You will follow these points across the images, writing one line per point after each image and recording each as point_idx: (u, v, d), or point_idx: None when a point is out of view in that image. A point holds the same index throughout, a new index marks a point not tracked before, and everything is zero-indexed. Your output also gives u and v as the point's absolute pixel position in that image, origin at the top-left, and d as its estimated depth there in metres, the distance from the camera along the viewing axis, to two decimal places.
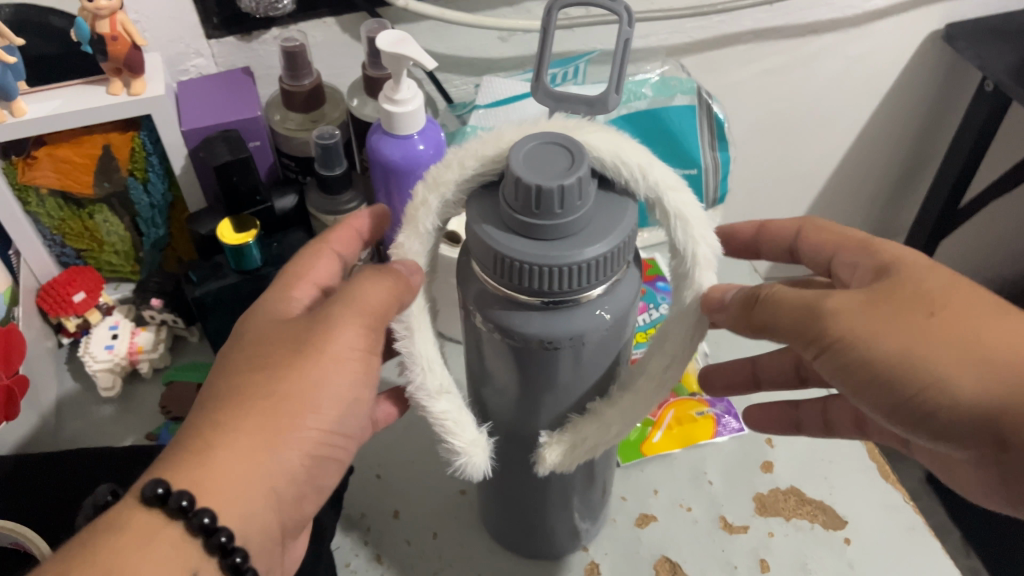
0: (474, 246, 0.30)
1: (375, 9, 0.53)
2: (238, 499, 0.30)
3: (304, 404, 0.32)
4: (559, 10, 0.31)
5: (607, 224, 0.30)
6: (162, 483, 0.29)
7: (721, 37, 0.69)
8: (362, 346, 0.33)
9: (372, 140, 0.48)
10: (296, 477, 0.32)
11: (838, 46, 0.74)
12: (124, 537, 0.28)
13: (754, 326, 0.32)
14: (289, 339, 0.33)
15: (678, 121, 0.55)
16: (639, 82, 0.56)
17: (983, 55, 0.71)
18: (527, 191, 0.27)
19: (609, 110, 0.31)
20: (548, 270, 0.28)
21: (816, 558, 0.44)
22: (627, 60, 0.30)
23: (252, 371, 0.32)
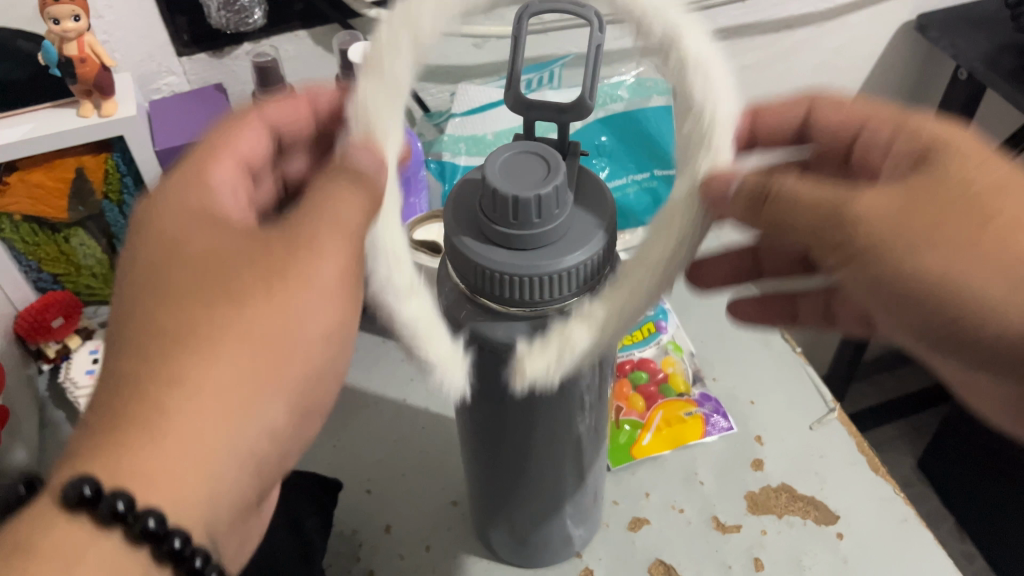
0: (454, 258, 0.30)
1: (346, 20, 0.53)
2: (191, 482, 0.25)
3: (279, 351, 0.27)
4: (530, 16, 0.31)
5: (586, 230, 0.29)
6: (94, 485, 0.23)
7: (696, 36, 0.69)
8: (346, 269, 0.28)
9: None
10: (270, 439, 0.27)
11: (811, 40, 0.74)
12: (48, 555, 0.23)
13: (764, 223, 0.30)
14: (250, 258, 0.27)
15: (653, 121, 0.56)
16: (614, 86, 0.57)
17: (956, 44, 0.71)
18: (506, 203, 0.27)
19: (586, 116, 0.30)
20: (530, 281, 0.28)
21: (810, 554, 0.44)
22: (600, 66, 0.30)
23: (206, 303, 0.26)
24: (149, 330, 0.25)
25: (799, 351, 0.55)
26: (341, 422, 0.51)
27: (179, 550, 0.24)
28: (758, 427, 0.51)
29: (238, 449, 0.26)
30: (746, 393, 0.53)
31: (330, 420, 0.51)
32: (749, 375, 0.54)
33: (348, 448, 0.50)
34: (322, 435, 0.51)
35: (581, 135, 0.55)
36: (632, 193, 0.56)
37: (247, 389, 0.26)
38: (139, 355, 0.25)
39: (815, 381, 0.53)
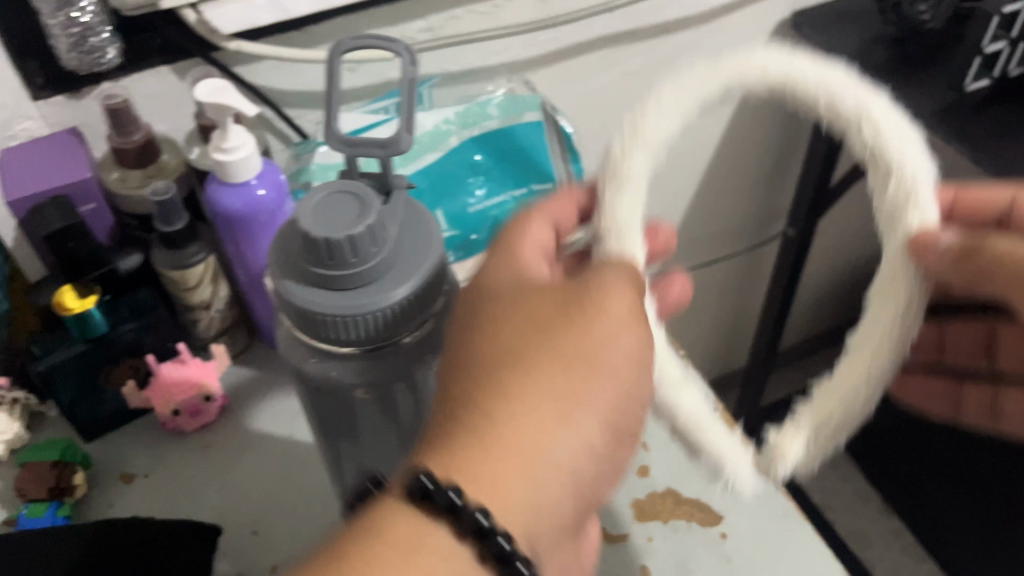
0: (279, 301, 0.30)
1: (208, 53, 0.52)
2: (509, 492, 0.31)
3: (586, 368, 0.33)
4: (343, 53, 0.30)
5: (411, 261, 0.29)
6: (428, 478, 0.30)
7: (575, 45, 0.67)
8: (629, 343, 0.34)
9: (209, 191, 0.47)
10: (586, 478, 0.33)
11: (693, 43, 0.73)
12: (390, 535, 0.29)
13: (969, 272, 0.42)
14: (524, 318, 0.34)
15: (525, 136, 0.56)
16: (483, 103, 0.56)
17: (831, 40, 0.72)
18: (317, 245, 0.27)
19: (405, 150, 0.30)
20: (351, 320, 0.28)
21: (695, 558, 0.45)
22: (415, 99, 0.30)
23: (528, 336, 0.33)
24: (470, 320, 0.34)
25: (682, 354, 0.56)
26: (226, 461, 0.50)
27: (480, 525, 0.30)
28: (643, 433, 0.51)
29: (567, 443, 0.32)
30: None
31: (216, 459, 0.50)
32: None
33: (233, 489, 0.49)
34: (207, 475, 0.49)
35: (456, 155, 0.55)
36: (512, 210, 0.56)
37: (559, 406, 0.32)
38: (490, 382, 0.32)
39: (698, 383, 0.54)
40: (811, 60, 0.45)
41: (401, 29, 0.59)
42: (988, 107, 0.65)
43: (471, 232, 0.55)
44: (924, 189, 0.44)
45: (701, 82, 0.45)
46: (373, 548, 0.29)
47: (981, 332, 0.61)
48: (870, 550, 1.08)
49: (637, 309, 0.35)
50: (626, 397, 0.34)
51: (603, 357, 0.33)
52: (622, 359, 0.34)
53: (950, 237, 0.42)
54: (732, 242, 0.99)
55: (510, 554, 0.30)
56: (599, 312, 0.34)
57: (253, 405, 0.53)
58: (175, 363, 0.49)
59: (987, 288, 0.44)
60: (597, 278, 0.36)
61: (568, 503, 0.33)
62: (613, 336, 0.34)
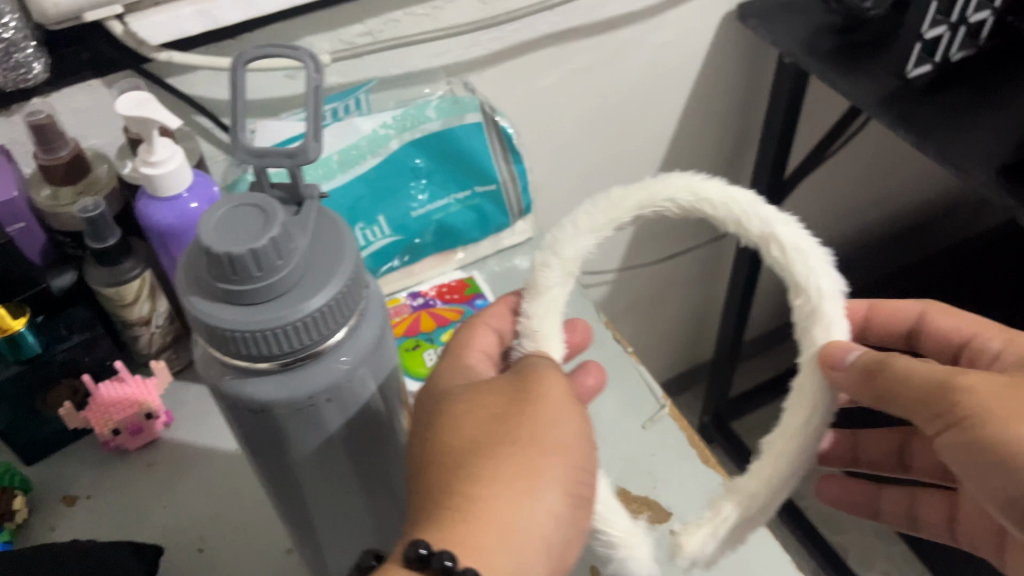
0: (191, 320, 0.29)
1: (140, 65, 0.51)
2: (498, 565, 0.30)
3: (542, 448, 0.33)
4: (245, 63, 0.30)
5: (324, 271, 0.29)
6: (423, 544, 0.29)
7: (522, 44, 0.63)
8: (574, 412, 0.35)
9: (140, 205, 0.46)
10: (558, 549, 0.33)
11: (640, 38, 0.70)
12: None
13: (870, 392, 0.37)
14: (476, 412, 0.35)
15: (466, 138, 0.55)
16: (422, 105, 0.54)
17: (774, 31, 0.70)
18: (220, 260, 0.27)
19: (313, 158, 0.30)
20: (263, 333, 0.28)
21: (644, 557, 0.46)
22: (321, 104, 0.30)
23: (484, 428, 0.34)
24: (430, 431, 0.35)
25: (631, 351, 0.56)
26: (172, 478, 0.50)
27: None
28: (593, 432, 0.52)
29: (538, 516, 0.32)
30: None
31: (162, 478, 0.49)
32: None
33: (180, 509, 0.48)
34: (154, 494, 0.49)
35: (397, 160, 0.54)
36: (455, 211, 0.58)
37: (524, 477, 0.32)
38: (467, 464, 0.33)
39: (646, 379, 0.54)
40: (719, 184, 0.42)
41: (339, 34, 0.55)
42: (934, 92, 0.64)
43: (414, 236, 0.57)
44: (831, 306, 0.39)
45: (612, 212, 0.42)
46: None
47: (893, 442, 0.55)
48: (843, 535, 1.09)
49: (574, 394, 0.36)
50: (585, 473, 0.34)
51: (557, 432, 0.34)
52: (575, 433, 0.35)
53: (861, 351, 0.37)
54: (694, 234, 0.97)
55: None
56: (541, 397, 0.35)
57: (198, 421, 0.52)
58: (115, 382, 0.49)
59: (894, 409, 0.38)
60: (533, 368, 0.37)
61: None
62: (559, 411, 0.34)
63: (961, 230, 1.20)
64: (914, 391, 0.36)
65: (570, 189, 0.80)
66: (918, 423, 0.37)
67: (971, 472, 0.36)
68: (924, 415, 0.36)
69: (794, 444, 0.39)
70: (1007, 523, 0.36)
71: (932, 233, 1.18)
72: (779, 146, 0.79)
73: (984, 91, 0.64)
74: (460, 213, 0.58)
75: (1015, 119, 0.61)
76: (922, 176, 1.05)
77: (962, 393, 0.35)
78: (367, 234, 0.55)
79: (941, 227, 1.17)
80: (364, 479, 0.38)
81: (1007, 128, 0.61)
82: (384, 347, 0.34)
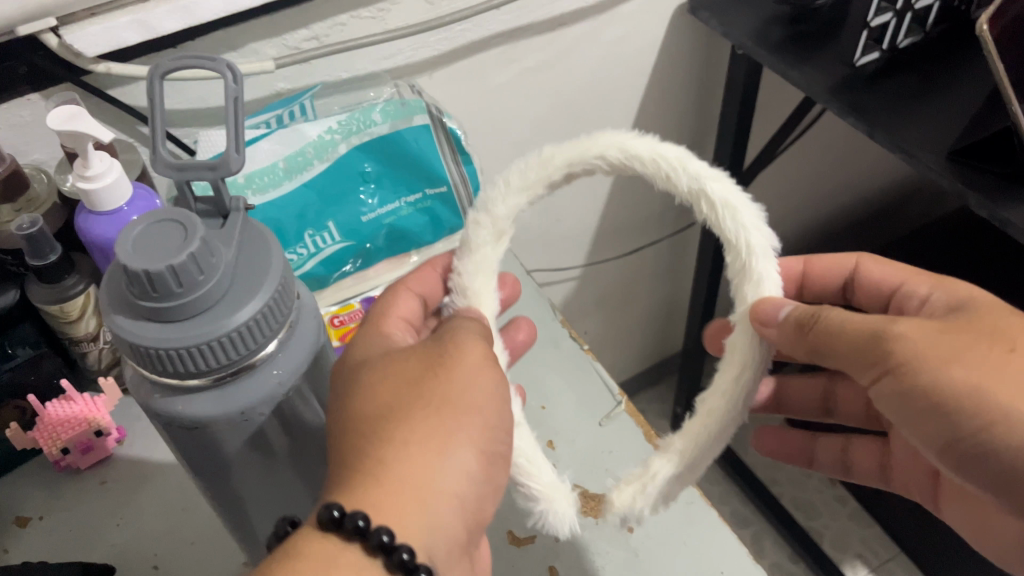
0: (116, 341, 0.29)
1: (79, 77, 0.48)
2: (409, 517, 0.32)
3: (454, 409, 0.35)
4: (162, 80, 0.32)
5: (248, 284, 0.29)
6: (335, 506, 0.31)
7: (470, 45, 0.63)
8: (489, 378, 0.38)
9: (80, 220, 0.45)
10: (471, 506, 0.35)
11: (591, 34, 0.69)
12: (298, 563, 0.30)
13: (805, 343, 0.41)
14: (393, 376, 0.37)
15: (414, 141, 0.55)
16: (368, 109, 0.54)
17: (726, 22, 0.70)
18: (138, 277, 0.27)
19: (234, 169, 0.30)
20: (189, 350, 0.28)
21: (602, 555, 0.46)
22: (240, 116, 0.31)
23: (396, 392, 0.36)
24: (348, 396, 0.37)
25: (586, 348, 0.56)
26: (125, 496, 0.49)
27: (385, 542, 0.31)
28: (549, 432, 0.52)
29: (452, 474, 0.34)
30: (537, 398, 0.54)
31: (115, 496, 0.49)
32: (540, 380, 0.55)
33: (134, 526, 0.48)
34: (107, 512, 0.48)
35: (344, 165, 0.54)
36: (406, 215, 0.58)
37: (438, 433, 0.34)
38: (382, 423, 0.34)
39: (603, 376, 0.55)
40: (647, 140, 0.47)
41: (285, 39, 0.54)
42: (881, 80, 0.64)
43: (365, 240, 0.57)
44: (762, 261, 0.44)
45: (545, 168, 0.47)
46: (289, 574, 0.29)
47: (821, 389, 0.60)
48: (818, 521, 1.08)
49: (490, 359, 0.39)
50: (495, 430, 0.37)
51: (473, 395, 0.36)
52: (488, 394, 0.37)
53: (793, 306, 0.42)
54: (657, 227, 0.97)
55: (413, 565, 0.31)
56: (458, 361, 0.37)
57: (151, 437, 0.51)
58: (62, 401, 0.48)
59: (824, 359, 0.42)
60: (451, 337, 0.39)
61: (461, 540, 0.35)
62: (474, 374, 0.37)
63: (919, 215, 1.21)
64: (848, 340, 0.40)
65: None
66: (851, 373, 0.41)
67: (909, 419, 0.39)
68: (861, 365, 0.40)
69: (725, 401, 0.44)
70: (945, 468, 0.39)
71: (891, 217, 1.19)
72: (736, 138, 0.80)
73: (931, 78, 0.64)
74: (411, 216, 0.57)
75: (959, 105, 0.61)
76: (880, 163, 1.05)
77: (895, 342, 0.38)
78: (317, 240, 0.55)
79: (902, 211, 1.19)
80: (301, 468, 0.38)
81: (953, 113, 0.61)
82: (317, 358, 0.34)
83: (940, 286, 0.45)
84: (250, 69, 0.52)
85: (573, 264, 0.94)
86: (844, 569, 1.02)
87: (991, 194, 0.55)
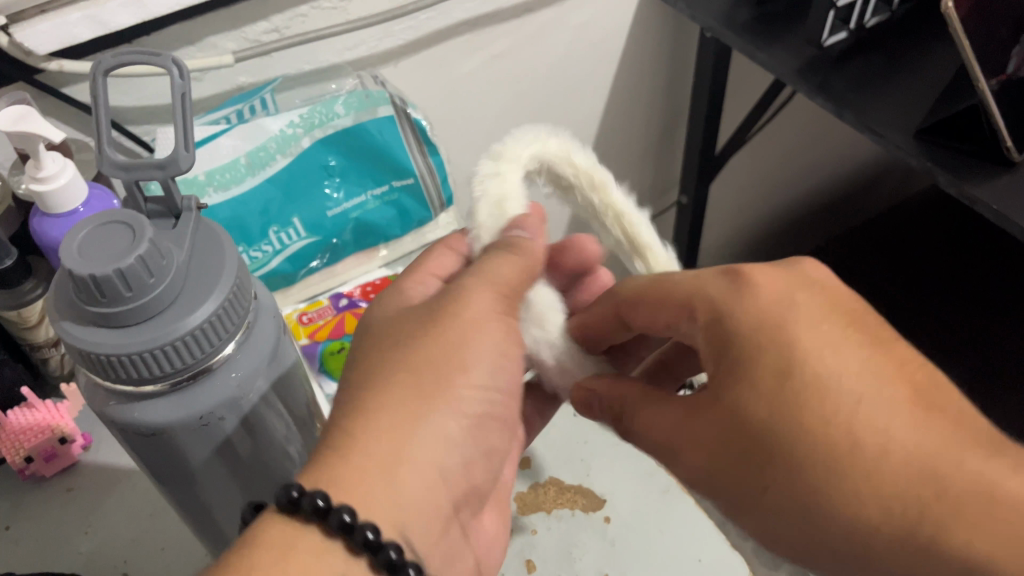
0: (66, 348, 0.28)
1: (32, 76, 0.47)
2: (394, 507, 0.32)
3: (443, 388, 0.35)
4: (106, 74, 0.30)
5: (202, 285, 0.28)
6: (321, 496, 0.30)
7: (434, 34, 0.62)
8: (490, 351, 0.37)
9: (35, 223, 0.44)
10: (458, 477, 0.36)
11: (558, 19, 0.69)
12: (266, 548, 0.29)
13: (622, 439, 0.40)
14: (398, 344, 0.36)
15: (380, 133, 0.54)
16: (330, 101, 0.53)
17: (693, 5, 0.70)
18: (85, 283, 0.26)
19: (184, 168, 0.30)
20: (142, 355, 0.27)
21: (580, 544, 0.45)
22: (190, 111, 0.30)
23: (389, 357, 0.35)
24: (358, 365, 0.36)
25: None
26: (92, 504, 0.48)
27: (369, 539, 0.30)
28: None
29: (445, 450, 0.35)
30: None
31: (83, 503, 0.48)
32: None
33: (103, 534, 0.47)
34: (75, 520, 0.47)
35: (308, 159, 0.53)
36: (373, 208, 0.57)
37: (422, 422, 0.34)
38: (379, 402, 0.34)
39: None
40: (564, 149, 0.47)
41: (244, 33, 0.53)
42: (850, 60, 0.64)
43: (331, 236, 0.56)
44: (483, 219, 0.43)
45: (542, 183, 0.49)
46: (263, 557, 0.29)
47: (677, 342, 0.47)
48: None
49: (501, 319, 0.38)
50: (492, 394, 0.37)
51: (474, 365, 0.36)
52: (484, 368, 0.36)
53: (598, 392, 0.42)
54: None
55: (398, 562, 0.31)
56: (455, 328, 0.36)
57: (118, 442, 0.50)
58: (25, 408, 0.47)
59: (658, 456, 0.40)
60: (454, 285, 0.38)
61: (446, 516, 0.35)
62: (476, 337, 0.36)
63: (889, 192, 1.22)
64: (656, 447, 0.38)
65: None
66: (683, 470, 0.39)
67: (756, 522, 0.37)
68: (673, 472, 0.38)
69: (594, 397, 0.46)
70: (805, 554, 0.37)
71: (863, 195, 1.19)
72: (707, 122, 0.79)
73: (899, 57, 0.64)
74: (377, 210, 0.57)
75: (927, 83, 0.61)
76: (850, 143, 1.06)
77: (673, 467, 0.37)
78: (282, 236, 0.54)
79: (872, 192, 1.20)
80: (272, 472, 0.38)
81: (921, 91, 0.61)
82: (277, 358, 0.33)
83: (715, 368, 0.35)
84: (209, 64, 0.50)
85: None
86: None
87: (958, 173, 0.55)
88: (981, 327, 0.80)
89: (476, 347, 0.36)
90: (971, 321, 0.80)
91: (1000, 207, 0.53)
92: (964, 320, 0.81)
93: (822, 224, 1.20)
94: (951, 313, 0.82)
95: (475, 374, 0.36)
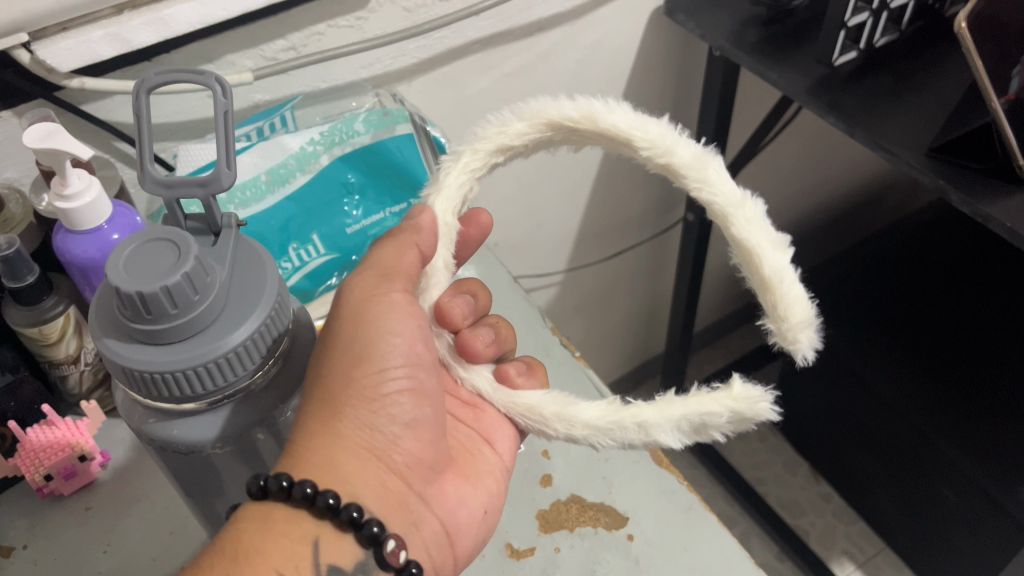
0: (110, 366, 0.30)
1: (53, 92, 0.46)
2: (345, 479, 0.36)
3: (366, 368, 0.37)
4: (148, 95, 0.33)
5: (242, 306, 0.31)
6: (309, 484, 0.34)
7: (448, 52, 0.62)
8: (393, 334, 0.38)
9: (58, 240, 0.44)
10: (398, 447, 0.38)
11: (569, 39, 0.69)
12: (247, 522, 0.34)
13: None
14: (317, 352, 0.37)
15: (399, 150, 0.55)
16: (350, 119, 0.54)
17: (702, 24, 0.70)
18: (132, 300, 0.28)
19: (225, 185, 0.32)
20: (186, 372, 0.29)
21: (604, 562, 0.46)
22: (230, 128, 0.33)
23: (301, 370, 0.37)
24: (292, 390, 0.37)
25: (577, 355, 0.57)
26: (111, 520, 0.47)
27: (331, 504, 0.34)
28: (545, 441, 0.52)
29: (372, 419, 0.37)
30: None
31: (100, 522, 0.47)
32: None
33: (121, 551, 0.46)
34: (91, 538, 0.47)
35: (328, 177, 0.53)
36: (390, 225, 0.57)
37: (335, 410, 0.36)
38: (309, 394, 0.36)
39: (594, 381, 0.56)
40: (518, 118, 0.44)
41: (262, 50, 0.52)
42: (861, 79, 0.64)
43: (351, 253, 0.55)
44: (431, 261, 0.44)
45: (508, 130, 0.44)
46: (246, 534, 0.34)
47: None
48: (804, 518, 1.08)
49: (386, 301, 0.39)
50: (416, 370, 0.39)
51: (386, 341, 0.38)
52: (395, 340, 0.38)
53: None
54: (639, 229, 0.97)
55: (362, 520, 0.35)
56: (350, 317, 0.38)
57: (134, 460, 0.50)
58: (45, 426, 0.47)
59: None
60: (338, 298, 0.40)
61: (395, 480, 0.38)
62: (366, 313, 0.38)
63: (890, 206, 1.22)
64: None
65: (511, 194, 0.79)
66: None
67: None
68: None
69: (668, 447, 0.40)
70: None
71: (864, 210, 1.20)
72: (715, 143, 0.79)
73: (909, 75, 0.64)
74: (396, 227, 0.57)
75: (937, 102, 0.62)
76: (853, 159, 1.06)
77: None
78: (302, 253, 0.54)
79: (872, 207, 1.20)
80: None
81: (933, 109, 0.61)
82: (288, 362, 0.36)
83: None
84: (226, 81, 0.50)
85: (556, 269, 0.93)
86: (833, 566, 1.02)
87: (971, 189, 0.55)
88: (987, 334, 0.80)
89: (385, 334, 0.38)
90: (977, 333, 0.81)
91: (1013, 225, 0.53)
92: (970, 331, 0.81)
93: (825, 239, 1.20)
94: (973, 327, 0.81)
95: (386, 356, 0.38)
